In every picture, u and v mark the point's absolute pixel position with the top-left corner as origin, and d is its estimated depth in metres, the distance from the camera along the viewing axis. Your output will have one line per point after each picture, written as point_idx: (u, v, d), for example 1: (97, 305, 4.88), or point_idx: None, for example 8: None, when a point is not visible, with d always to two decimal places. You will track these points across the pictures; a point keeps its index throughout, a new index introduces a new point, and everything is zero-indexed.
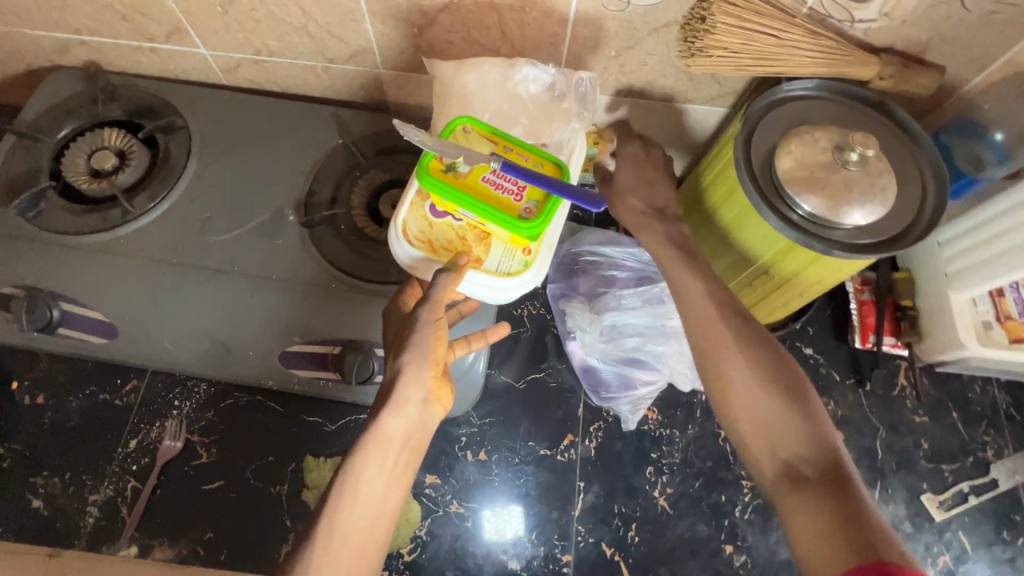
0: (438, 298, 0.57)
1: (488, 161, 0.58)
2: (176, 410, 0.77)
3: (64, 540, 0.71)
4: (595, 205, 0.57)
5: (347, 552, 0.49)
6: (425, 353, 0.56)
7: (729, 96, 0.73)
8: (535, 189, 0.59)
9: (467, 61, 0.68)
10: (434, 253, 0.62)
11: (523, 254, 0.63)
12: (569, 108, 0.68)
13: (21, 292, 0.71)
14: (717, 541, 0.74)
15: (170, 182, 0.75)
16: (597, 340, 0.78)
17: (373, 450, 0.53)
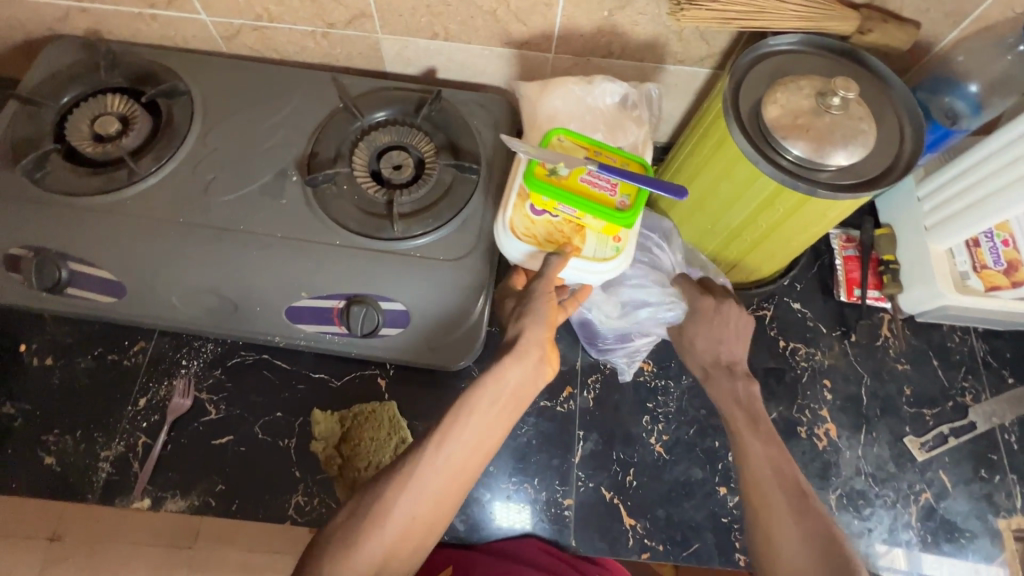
0: (551, 276, 0.65)
1: (585, 164, 0.65)
2: (184, 369, 0.79)
3: (79, 494, 0.73)
4: (682, 196, 0.64)
5: (446, 468, 0.58)
6: (540, 318, 0.65)
7: (717, 57, 0.75)
8: (627, 184, 0.66)
9: (550, 82, 0.74)
10: (539, 246, 0.67)
11: (615, 242, 0.68)
12: (639, 115, 0.75)
13: (31, 252, 0.72)
14: (712, 483, 0.77)
15: (175, 145, 0.77)
16: (611, 306, 0.75)
17: (489, 391, 0.61)
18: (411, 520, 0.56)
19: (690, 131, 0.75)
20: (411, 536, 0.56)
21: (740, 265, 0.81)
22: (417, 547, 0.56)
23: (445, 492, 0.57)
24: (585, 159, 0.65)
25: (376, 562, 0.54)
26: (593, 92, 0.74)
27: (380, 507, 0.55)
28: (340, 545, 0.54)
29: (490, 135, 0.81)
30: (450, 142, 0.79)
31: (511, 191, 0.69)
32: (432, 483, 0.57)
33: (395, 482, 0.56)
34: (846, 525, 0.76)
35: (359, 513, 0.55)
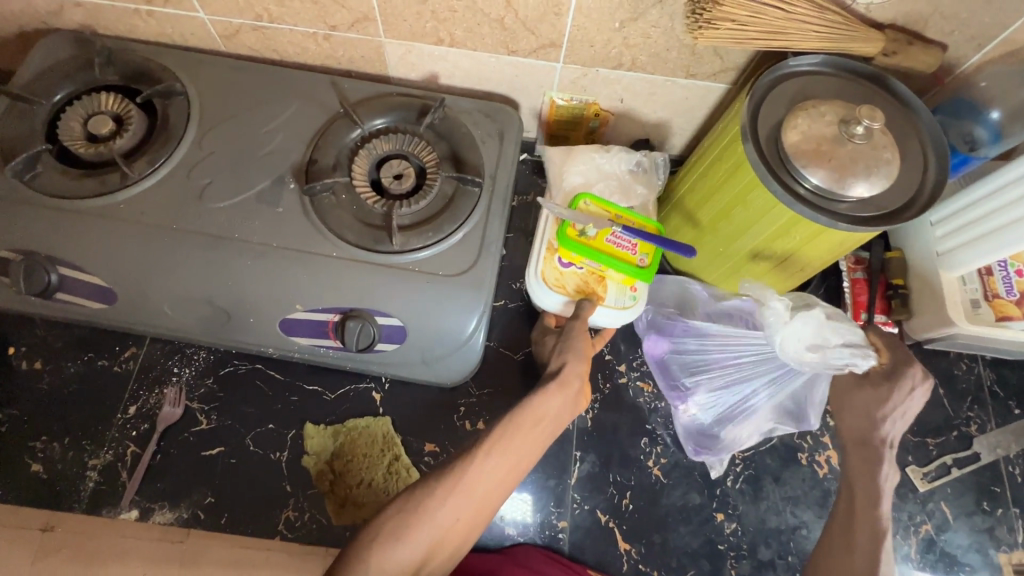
0: (585, 317, 0.70)
1: (611, 225, 0.73)
2: (175, 376, 0.77)
3: (67, 502, 0.71)
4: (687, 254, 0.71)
5: (493, 478, 0.53)
6: (580, 350, 0.66)
7: (730, 73, 0.73)
8: (645, 244, 0.74)
9: (571, 151, 0.79)
10: (569, 296, 0.74)
11: (633, 292, 0.74)
12: (652, 181, 0.80)
13: (20, 255, 0.71)
14: (709, 509, 0.75)
15: (169, 148, 0.75)
16: (795, 341, 0.67)
17: (532, 413, 0.58)
18: (451, 526, 0.50)
19: (702, 150, 0.73)
20: (446, 545, 0.50)
21: None
22: (448, 557, 0.51)
23: (482, 506, 0.52)
24: (610, 221, 0.73)
25: (415, 564, 0.48)
26: (614, 158, 0.79)
27: (426, 506, 0.50)
28: (384, 539, 0.48)
29: (494, 145, 0.79)
30: (452, 153, 0.77)
31: (539, 245, 0.75)
32: (479, 491, 0.52)
33: (444, 485, 0.51)
34: None
35: (404, 507, 0.50)
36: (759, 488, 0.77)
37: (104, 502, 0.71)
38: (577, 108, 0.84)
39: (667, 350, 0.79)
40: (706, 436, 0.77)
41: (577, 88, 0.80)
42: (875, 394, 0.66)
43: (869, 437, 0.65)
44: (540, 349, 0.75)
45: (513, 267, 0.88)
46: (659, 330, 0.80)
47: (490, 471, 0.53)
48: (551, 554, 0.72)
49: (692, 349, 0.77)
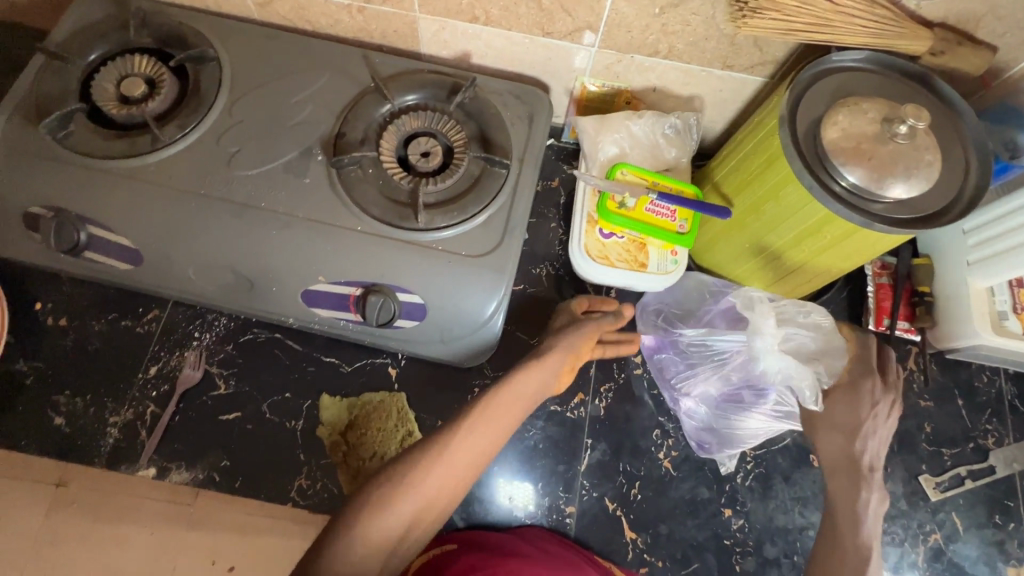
0: (600, 323, 0.72)
1: (648, 194, 0.72)
2: (195, 341, 0.79)
3: (86, 456, 0.73)
4: (722, 215, 0.71)
5: (476, 444, 0.53)
6: (570, 340, 0.67)
7: (768, 66, 0.72)
8: (683, 209, 0.73)
9: (604, 120, 0.77)
10: (613, 264, 0.74)
11: (674, 255, 0.75)
12: (687, 142, 0.78)
13: (50, 212, 0.72)
14: (717, 504, 0.76)
15: (200, 113, 0.75)
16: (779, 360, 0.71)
17: (508, 391, 0.57)
18: (437, 494, 0.49)
19: (735, 142, 0.72)
20: (430, 512, 0.49)
21: (770, 287, 0.79)
22: (431, 526, 0.50)
23: (459, 477, 0.51)
24: (647, 189, 0.72)
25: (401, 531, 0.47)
26: (649, 124, 0.77)
27: (406, 478, 0.49)
28: (371, 507, 0.47)
29: (522, 127, 0.78)
30: (481, 133, 0.77)
31: (580, 217, 0.75)
32: (462, 458, 0.51)
33: (428, 454, 0.50)
34: None
35: (390, 475, 0.49)
36: (769, 487, 0.77)
37: (122, 458, 0.73)
38: (607, 94, 0.83)
39: (665, 345, 0.79)
40: (714, 432, 0.76)
41: (610, 74, 0.79)
42: (848, 409, 0.72)
43: (846, 460, 0.70)
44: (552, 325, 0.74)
45: (533, 252, 0.87)
46: (657, 329, 0.80)
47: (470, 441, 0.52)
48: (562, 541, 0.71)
49: (693, 345, 0.77)
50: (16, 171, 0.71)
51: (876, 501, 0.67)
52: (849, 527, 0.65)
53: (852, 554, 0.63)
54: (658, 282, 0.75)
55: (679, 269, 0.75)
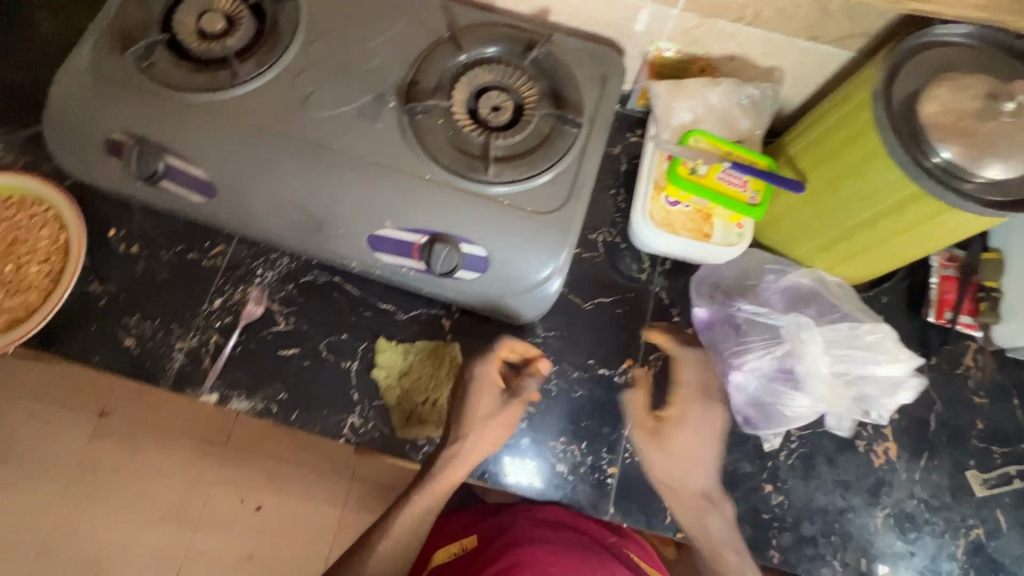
0: (523, 398, 0.72)
1: (721, 162, 0.71)
2: (258, 278, 0.81)
3: (154, 377, 0.76)
4: (794, 189, 0.69)
5: (398, 542, 0.67)
6: (484, 439, 0.70)
7: (858, 38, 0.69)
8: (755, 180, 0.72)
9: (679, 85, 0.76)
10: (676, 233, 0.74)
11: (738, 228, 0.74)
12: (762, 114, 0.76)
13: (131, 139, 0.74)
14: (758, 479, 0.76)
15: (277, 52, 0.75)
16: (826, 379, 0.72)
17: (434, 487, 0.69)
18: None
19: (815, 117, 0.70)
20: None
21: (834, 270, 0.77)
22: None
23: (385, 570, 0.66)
24: (721, 157, 0.71)
25: None
26: (725, 93, 0.75)
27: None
28: None
29: (594, 88, 0.77)
30: (553, 90, 0.76)
31: (647, 182, 0.75)
32: (384, 555, 0.66)
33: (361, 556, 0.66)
34: (888, 545, 0.75)
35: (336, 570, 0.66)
36: (812, 467, 0.77)
37: (187, 382, 0.76)
38: (682, 61, 0.81)
39: (715, 320, 0.79)
40: (762, 408, 0.75)
41: (688, 39, 0.77)
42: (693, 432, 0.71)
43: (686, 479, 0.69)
44: (477, 400, 0.70)
45: (592, 217, 0.87)
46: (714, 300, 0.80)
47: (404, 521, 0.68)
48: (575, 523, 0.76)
49: (749, 319, 0.77)
50: (101, 96, 0.73)
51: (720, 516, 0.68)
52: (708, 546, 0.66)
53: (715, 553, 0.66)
54: (720, 254, 0.74)
55: (743, 242, 0.74)
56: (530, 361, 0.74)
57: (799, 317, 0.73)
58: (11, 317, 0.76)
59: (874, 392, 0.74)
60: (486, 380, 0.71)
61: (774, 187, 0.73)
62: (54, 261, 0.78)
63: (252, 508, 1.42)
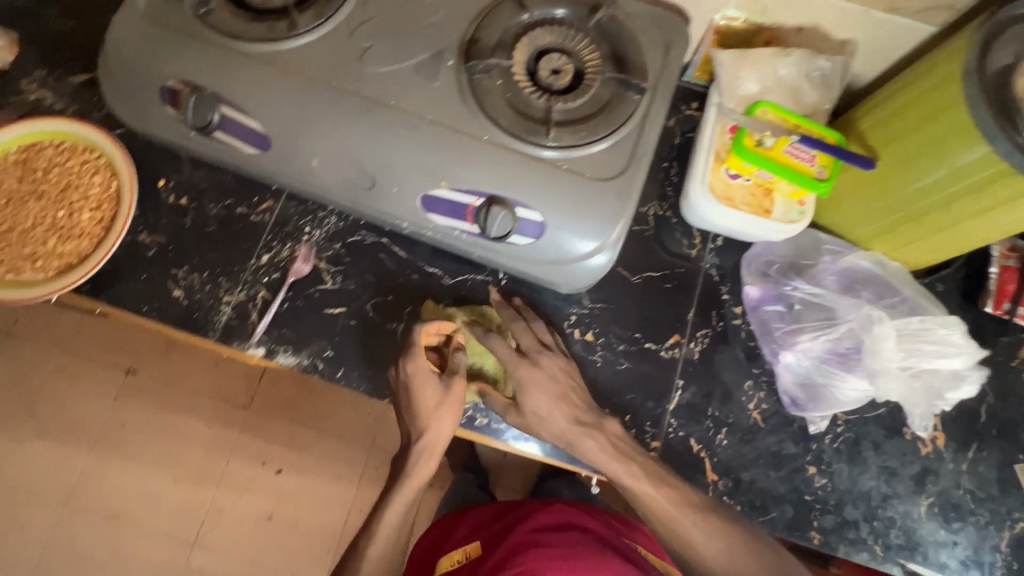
0: (462, 373, 0.72)
1: (789, 135, 0.68)
2: (306, 236, 0.80)
3: (202, 329, 0.77)
4: (865, 167, 0.67)
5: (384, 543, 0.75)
6: (445, 427, 0.72)
7: (941, 11, 0.66)
8: (823, 155, 0.69)
9: (746, 54, 0.73)
10: (736, 207, 0.72)
11: (801, 205, 0.72)
12: (831, 87, 0.73)
13: (186, 87, 0.73)
14: (802, 460, 0.75)
15: (336, 5, 0.74)
16: (896, 375, 0.69)
17: (416, 474, 0.74)
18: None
19: (891, 90, 0.67)
20: None
21: (894, 253, 0.75)
22: None
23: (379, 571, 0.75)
24: (790, 130, 0.68)
25: None
26: (796, 64, 0.72)
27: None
28: None
29: (657, 54, 0.75)
30: (616, 55, 0.74)
31: (707, 154, 0.73)
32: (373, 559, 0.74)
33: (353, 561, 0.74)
34: (931, 534, 0.74)
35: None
36: (857, 451, 0.76)
37: (233, 335, 0.77)
38: (748, 30, 0.78)
39: (766, 300, 0.77)
40: (812, 388, 0.74)
41: (757, 7, 0.74)
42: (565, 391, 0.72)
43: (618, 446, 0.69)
44: (421, 397, 0.70)
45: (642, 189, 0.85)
46: (768, 278, 0.78)
47: (391, 517, 0.74)
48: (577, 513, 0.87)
49: (805, 301, 0.75)
50: (157, 42, 0.72)
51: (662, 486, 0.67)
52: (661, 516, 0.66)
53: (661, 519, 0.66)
54: (779, 230, 0.73)
55: (804, 220, 0.72)
56: (452, 337, 0.74)
57: (872, 313, 0.70)
58: (64, 263, 0.76)
59: (938, 384, 0.71)
60: (420, 374, 0.70)
61: (842, 163, 0.70)
62: (106, 209, 0.78)
63: (274, 470, 1.55)
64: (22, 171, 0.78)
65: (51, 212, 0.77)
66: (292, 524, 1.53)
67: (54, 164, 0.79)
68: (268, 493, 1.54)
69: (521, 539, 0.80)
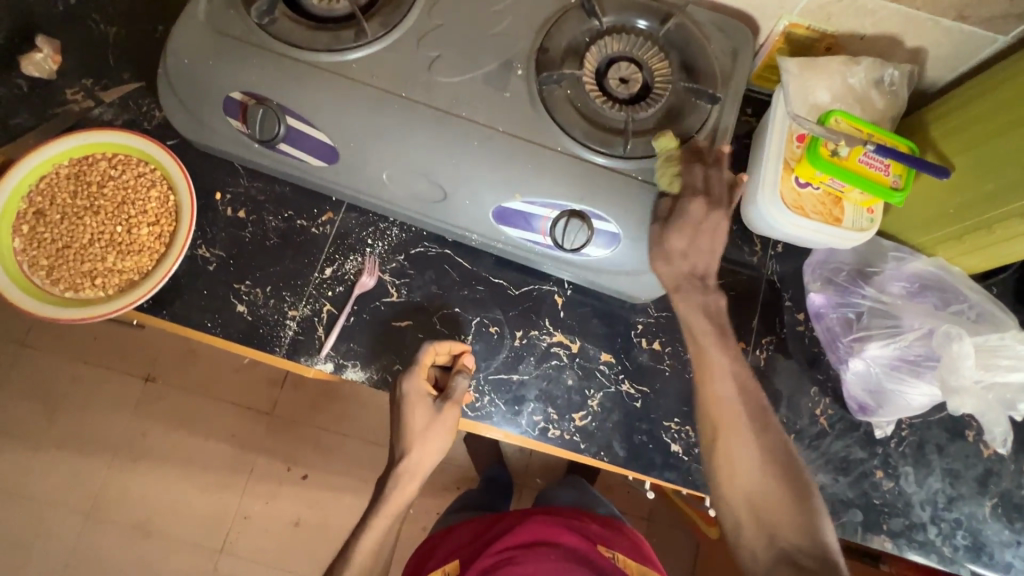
0: (456, 400, 0.73)
1: (865, 144, 0.68)
2: (369, 248, 0.79)
3: (268, 345, 0.76)
4: (939, 176, 0.67)
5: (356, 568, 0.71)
6: (431, 447, 0.73)
7: (1011, 21, 0.66)
8: (896, 164, 0.70)
9: (815, 63, 0.74)
10: (806, 216, 0.72)
11: (869, 213, 0.73)
12: (897, 94, 0.74)
13: (252, 99, 0.71)
14: (870, 465, 0.77)
15: (401, 13, 0.72)
16: (972, 390, 0.69)
17: (394, 496, 0.74)
18: None
19: (966, 100, 0.69)
20: None
21: (954, 259, 0.77)
22: None
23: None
24: (866, 140, 0.68)
25: None
26: (864, 73, 0.74)
27: None
28: None
29: (725, 63, 0.75)
30: (686, 64, 0.74)
31: (778, 162, 0.73)
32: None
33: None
34: (995, 533, 0.76)
35: None
36: (923, 454, 0.77)
37: (301, 351, 0.76)
38: (811, 37, 0.78)
39: (830, 307, 0.78)
40: (879, 393, 0.75)
41: (822, 15, 0.73)
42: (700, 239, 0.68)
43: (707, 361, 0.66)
44: (410, 417, 0.72)
45: None
46: (833, 286, 0.78)
47: (365, 548, 0.72)
48: (549, 517, 0.87)
49: (872, 309, 0.75)
50: (219, 52, 0.70)
51: (742, 419, 0.64)
52: (723, 429, 0.64)
53: (723, 431, 0.64)
54: (847, 239, 0.73)
55: (872, 229, 0.73)
56: (459, 358, 0.75)
57: (950, 331, 0.69)
58: (124, 280, 0.75)
59: (1009, 395, 0.71)
60: (416, 393, 0.72)
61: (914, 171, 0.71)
62: (164, 224, 0.76)
63: (299, 475, 1.53)
64: (75, 186, 0.77)
65: (109, 227, 0.76)
66: (321, 529, 1.51)
67: (109, 178, 0.77)
68: (296, 499, 1.52)
69: (490, 558, 0.80)
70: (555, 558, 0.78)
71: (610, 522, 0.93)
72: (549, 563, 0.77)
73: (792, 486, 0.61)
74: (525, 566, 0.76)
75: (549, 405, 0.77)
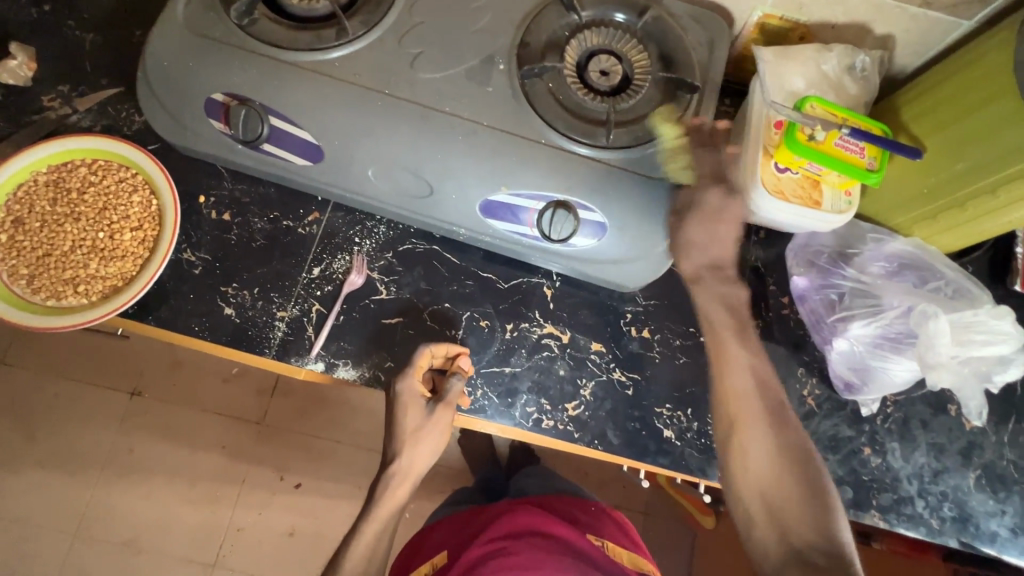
0: (450, 401, 0.74)
1: (840, 128, 0.70)
2: (357, 247, 0.80)
3: (258, 347, 0.75)
4: (911, 157, 0.69)
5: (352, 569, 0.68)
6: (426, 448, 0.75)
7: (974, 6, 0.68)
8: (871, 147, 0.72)
9: (788, 51, 0.76)
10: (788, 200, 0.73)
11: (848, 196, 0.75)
12: (868, 80, 0.77)
13: (234, 100, 0.70)
14: (857, 442, 0.78)
15: (381, 12, 0.72)
16: (949, 366, 0.70)
17: (389, 498, 0.73)
18: None
19: (934, 83, 0.72)
20: None
21: (931, 238, 0.79)
22: None
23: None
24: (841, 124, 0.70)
25: None
26: (836, 59, 0.76)
27: None
28: None
29: (702, 54, 0.76)
30: (664, 56, 0.75)
31: (756, 149, 0.74)
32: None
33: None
34: (981, 504, 0.77)
35: None
36: (908, 430, 0.79)
37: (291, 353, 0.75)
38: (784, 27, 0.80)
39: (814, 289, 0.80)
40: (862, 371, 0.76)
41: (794, 6, 0.75)
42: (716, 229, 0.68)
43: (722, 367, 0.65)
44: (405, 416, 0.74)
45: None
46: (815, 268, 0.80)
47: (357, 552, 0.70)
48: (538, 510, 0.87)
49: (853, 290, 0.77)
50: (198, 55, 0.69)
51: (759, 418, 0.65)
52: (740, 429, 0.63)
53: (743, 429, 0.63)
54: (826, 222, 0.75)
55: (851, 212, 0.75)
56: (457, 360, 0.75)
57: (926, 309, 0.70)
58: (107, 287, 0.74)
59: (986, 368, 0.73)
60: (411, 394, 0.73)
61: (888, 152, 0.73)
62: (148, 229, 0.75)
63: (292, 484, 1.51)
64: (55, 194, 0.75)
65: (91, 234, 0.75)
66: (316, 537, 1.50)
67: (89, 185, 0.76)
68: (289, 508, 1.50)
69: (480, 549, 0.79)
70: (547, 547, 0.78)
71: (600, 509, 0.92)
72: (541, 551, 0.77)
73: (804, 482, 0.60)
74: (519, 557, 0.76)
75: (541, 396, 0.77)
